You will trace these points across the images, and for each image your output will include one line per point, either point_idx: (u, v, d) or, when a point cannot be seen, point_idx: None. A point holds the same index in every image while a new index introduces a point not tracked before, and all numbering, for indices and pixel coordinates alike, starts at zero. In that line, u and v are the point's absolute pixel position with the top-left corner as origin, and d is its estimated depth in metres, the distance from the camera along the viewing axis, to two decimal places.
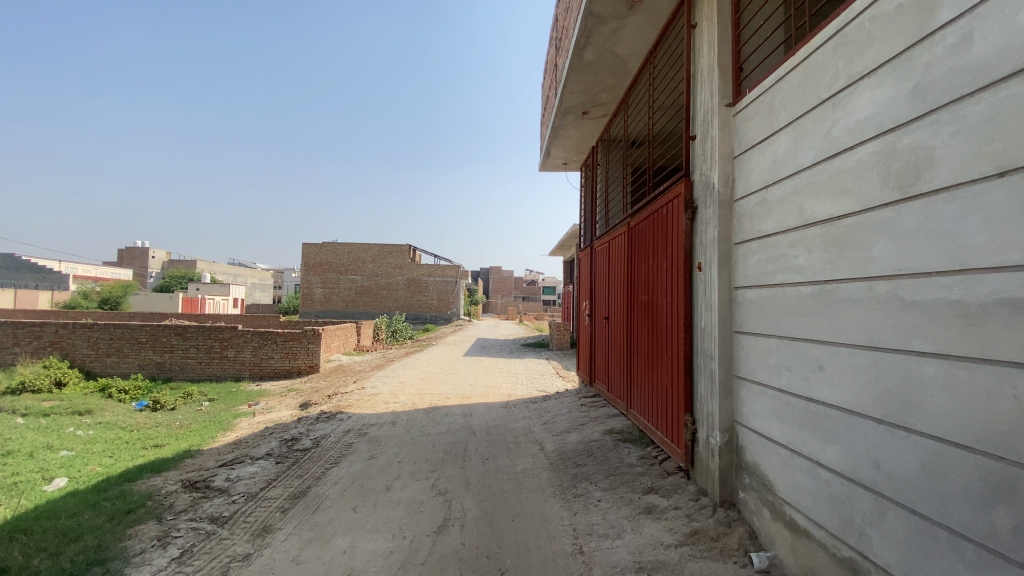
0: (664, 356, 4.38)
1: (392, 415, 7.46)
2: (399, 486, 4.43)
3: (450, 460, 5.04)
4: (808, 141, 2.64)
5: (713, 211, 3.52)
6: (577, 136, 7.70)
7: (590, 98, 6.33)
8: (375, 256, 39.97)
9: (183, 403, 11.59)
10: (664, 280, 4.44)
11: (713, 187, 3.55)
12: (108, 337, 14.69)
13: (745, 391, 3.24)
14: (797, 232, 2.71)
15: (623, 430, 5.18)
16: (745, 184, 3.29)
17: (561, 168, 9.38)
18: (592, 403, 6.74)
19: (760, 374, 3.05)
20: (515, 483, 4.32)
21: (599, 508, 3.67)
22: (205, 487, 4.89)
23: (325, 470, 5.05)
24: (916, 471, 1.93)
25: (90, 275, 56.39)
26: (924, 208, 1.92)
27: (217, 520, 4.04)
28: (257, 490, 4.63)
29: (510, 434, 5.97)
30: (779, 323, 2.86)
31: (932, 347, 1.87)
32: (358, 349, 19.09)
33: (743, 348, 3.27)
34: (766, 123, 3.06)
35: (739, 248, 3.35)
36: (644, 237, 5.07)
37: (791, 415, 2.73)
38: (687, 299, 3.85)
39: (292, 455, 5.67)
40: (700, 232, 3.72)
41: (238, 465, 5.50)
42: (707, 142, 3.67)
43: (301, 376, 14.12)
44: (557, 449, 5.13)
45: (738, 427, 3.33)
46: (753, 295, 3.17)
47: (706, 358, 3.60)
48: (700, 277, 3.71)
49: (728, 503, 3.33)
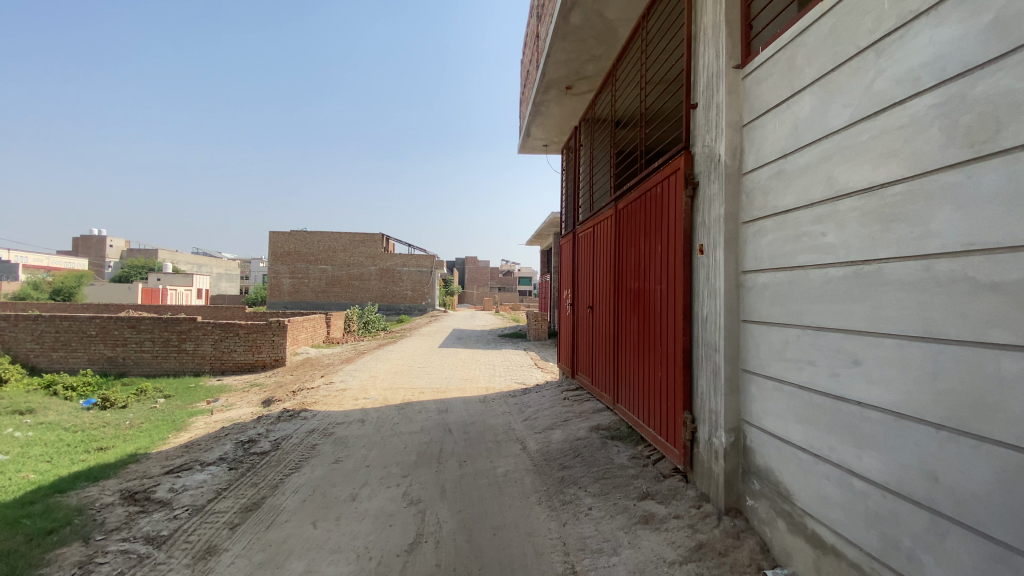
0: (658, 347, 4.02)
1: (362, 412, 6.96)
2: (366, 495, 3.97)
3: (424, 463, 4.59)
4: (841, 99, 2.29)
5: (718, 186, 3.14)
6: (559, 114, 7.26)
7: (575, 70, 5.91)
8: (347, 246, 38.84)
9: (136, 400, 10.79)
10: (658, 264, 4.05)
11: (717, 159, 3.17)
12: (54, 331, 13.65)
13: (755, 387, 2.90)
14: (825, 206, 2.37)
15: (611, 427, 4.82)
16: (757, 155, 2.92)
17: (542, 149, 8.93)
18: (575, 396, 6.37)
19: (775, 369, 2.71)
20: (496, 490, 3.90)
21: (590, 518, 3.28)
22: (145, 499, 4.32)
23: (283, 478, 4.54)
24: (989, 486, 1.61)
25: (40, 265, 53.47)
26: (1004, 169, 1.59)
27: (153, 540, 3.50)
28: (204, 503, 4.09)
29: (489, 432, 5.56)
30: (801, 312, 2.51)
31: (1014, 339, 1.54)
32: (329, 341, 18.36)
33: (752, 340, 2.92)
34: (784, 83, 2.70)
35: (748, 227, 2.99)
36: (635, 219, 4.68)
37: (817, 416, 2.39)
38: (686, 286, 3.48)
39: (247, 459, 5.12)
40: (702, 210, 3.34)
41: (185, 472, 4.93)
42: (711, 109, 3.29)
43: (267, 370, 13.40)
44: (540, 449, 4.73)
45: (745, 427, 2.99)
46: (766, 280, 2.81)
47: (708, 350, 3.23)
48: (702, 260, 3.33)
49: (734, 511, 3.00)
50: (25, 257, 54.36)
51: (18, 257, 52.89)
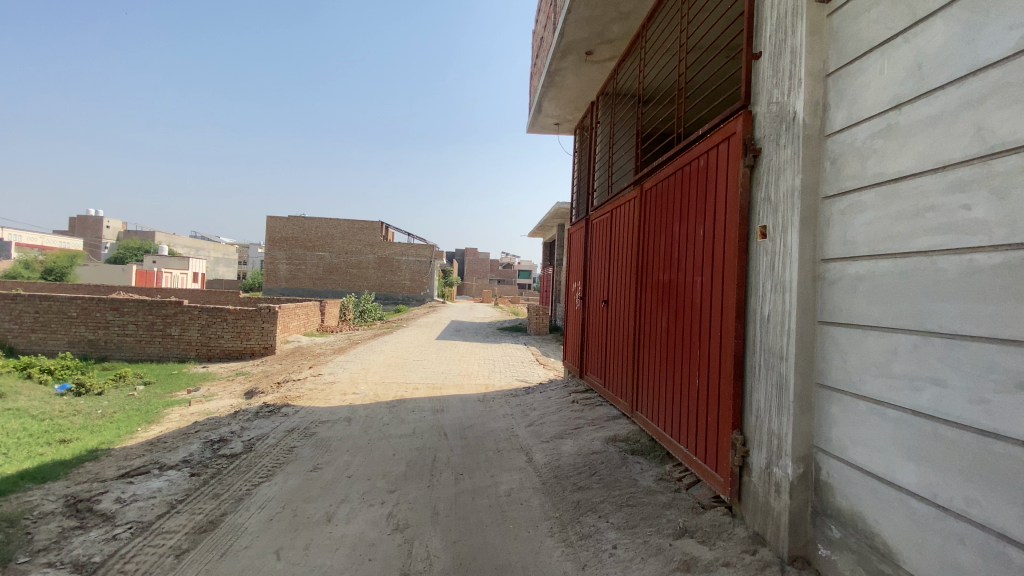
0: (693, 350, 3.39)
1: (349, 409, 6.34)
2: (343, 516, 3.35)
3: (414, 476, 3.96)
4: (1004, 18, 1.64)
5: (792, 151, 2.49)
6: (575, 86, 6.58)
7: (598, 32, 5.23)
8: (345, 233, 38.09)
9: (114, 387, 10.16)
10: (697, 251, 3.41)
11: (792, 118, 2.52)
12: (33, 311, 12.97)
13: (836, 409, 2.27)
14: (969, 169, 1.74)
15: (630, 440, 4.19)
16: (850, 109, 2.28)
17: (553, 128, 8.24)
18: (585, 399, 5.76)
19: (873, 387, 2.09)
20: (498, 515, 3.28)
21: (616, 561, 2.65)
22: (87, 511, 3.69)
23: (250, 488, 3.90)
24: None
25: (34, 243, 52.71)
26: None
27: (82, 568, 2.88)
28: (153, 520, 3.46)
29: (489, 438, 4.93)
30: (920, 314, 1.89)
31: None
32: (322, 330, 17.74)
33: (835, 347, 2.29)
34: (898, 10, 2.05)
35: (832, 204, 2.35)
36: (667, 198, 4.01)
37: (944, 455, 1.78)
38: (740, 276, 2.83)
39: (213, 464, 4.49)
40: (766, 182, 2.69)
41: (141, 477, 4.29)
42: (783, 56, 2.62)
43: (255, 359, 12.77)
44: (549, 464, 4.10)
45: (819, 456, 2.36)
46: (860, 271, 2.17)
47: (769, 356, 2.59)
48: (763, 246, 2.69)
49: (800, 561, 2.39)
50: (18, 236, 53.54)
51: (12, 235, 52.16)
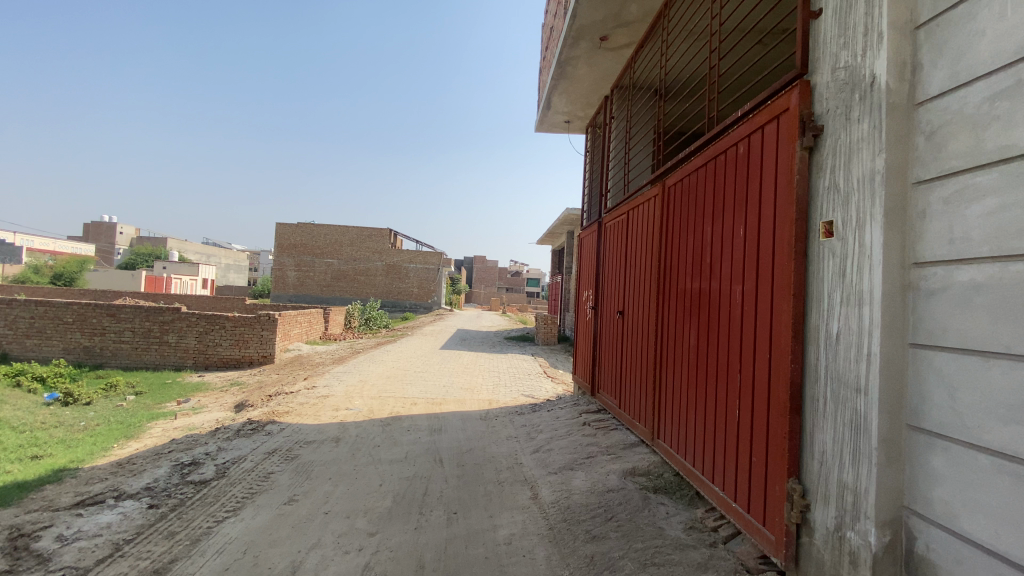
0: (731, 372, 2.82)
1: (339, 427, 5.82)
2: (311, 566, 2.82)
3: (400, 515, 3.42)
4: None
5: (870, 126, 1.95)
6: (588, 77, 6.08)
7: (614, 13, 4.73)
8: (353, 240, 37.90)
9: (103, 396, 9.72)
10: (735, 256, 2.86)
11: (868, 83, 1.97)
12: (29, 316, 12.65)
13: (940, 462, 1.70)
14: None
15: (652, 475, 3.61)
16: (956, 66, 1.74)
17: (564, 125, 7.73)
18: (597, 421, 5.18)
19: (1001, 437, 1.53)
20: (494, 572, 2.73)
21: None
22: (22, 550, 3.18)
23: (210, 527, 3.38)
24: None
25: (47, 249, 53.20)
26: None
27: None
28: (90, 565, 2.95)
29: (489, 466, 4.38)
30: None
31: None
32: (325, 338, 17.31)
33: (936, 378, 1.74)
34: None
35: (929, 192, 1.81)
36: (695, 195, 3.48)
37: None
38: (796, 284, 2.28)
39: (177, 494, 3.98)
40: (832, 167, 2.14)
41: (93, 509, 3.78)
42: (853, 9, 2.09)
43: (252, 368, 12.31)
44: (556, 502, 3.53)
45: (914, 522, 1.79)
46: (977, 278, 1.63)
47: (839, 386, 2.03)
48: (828, 247, 2.14)
49: None
50: (30, 241, 54.11)
51: (23, 240, 52.95)
